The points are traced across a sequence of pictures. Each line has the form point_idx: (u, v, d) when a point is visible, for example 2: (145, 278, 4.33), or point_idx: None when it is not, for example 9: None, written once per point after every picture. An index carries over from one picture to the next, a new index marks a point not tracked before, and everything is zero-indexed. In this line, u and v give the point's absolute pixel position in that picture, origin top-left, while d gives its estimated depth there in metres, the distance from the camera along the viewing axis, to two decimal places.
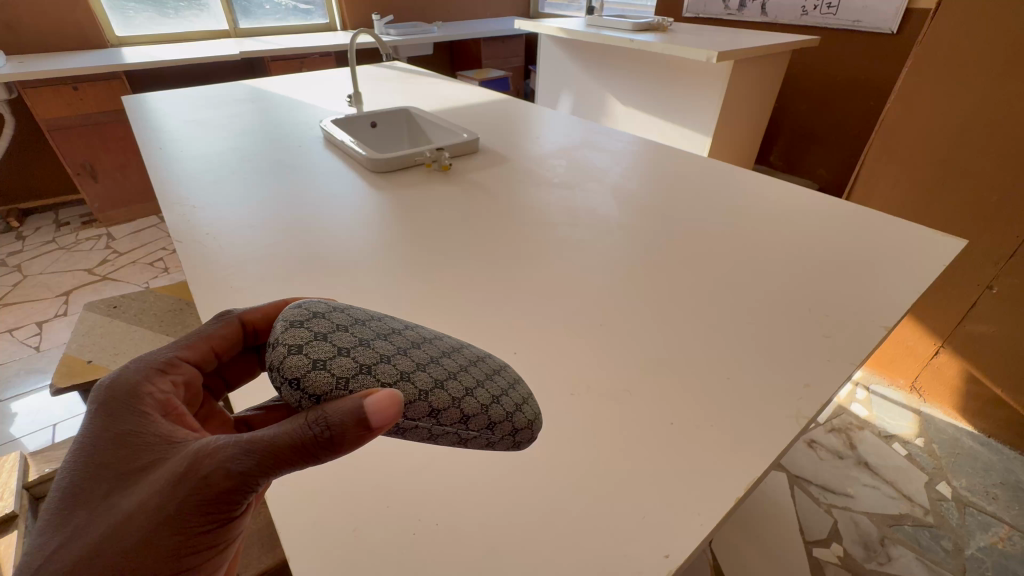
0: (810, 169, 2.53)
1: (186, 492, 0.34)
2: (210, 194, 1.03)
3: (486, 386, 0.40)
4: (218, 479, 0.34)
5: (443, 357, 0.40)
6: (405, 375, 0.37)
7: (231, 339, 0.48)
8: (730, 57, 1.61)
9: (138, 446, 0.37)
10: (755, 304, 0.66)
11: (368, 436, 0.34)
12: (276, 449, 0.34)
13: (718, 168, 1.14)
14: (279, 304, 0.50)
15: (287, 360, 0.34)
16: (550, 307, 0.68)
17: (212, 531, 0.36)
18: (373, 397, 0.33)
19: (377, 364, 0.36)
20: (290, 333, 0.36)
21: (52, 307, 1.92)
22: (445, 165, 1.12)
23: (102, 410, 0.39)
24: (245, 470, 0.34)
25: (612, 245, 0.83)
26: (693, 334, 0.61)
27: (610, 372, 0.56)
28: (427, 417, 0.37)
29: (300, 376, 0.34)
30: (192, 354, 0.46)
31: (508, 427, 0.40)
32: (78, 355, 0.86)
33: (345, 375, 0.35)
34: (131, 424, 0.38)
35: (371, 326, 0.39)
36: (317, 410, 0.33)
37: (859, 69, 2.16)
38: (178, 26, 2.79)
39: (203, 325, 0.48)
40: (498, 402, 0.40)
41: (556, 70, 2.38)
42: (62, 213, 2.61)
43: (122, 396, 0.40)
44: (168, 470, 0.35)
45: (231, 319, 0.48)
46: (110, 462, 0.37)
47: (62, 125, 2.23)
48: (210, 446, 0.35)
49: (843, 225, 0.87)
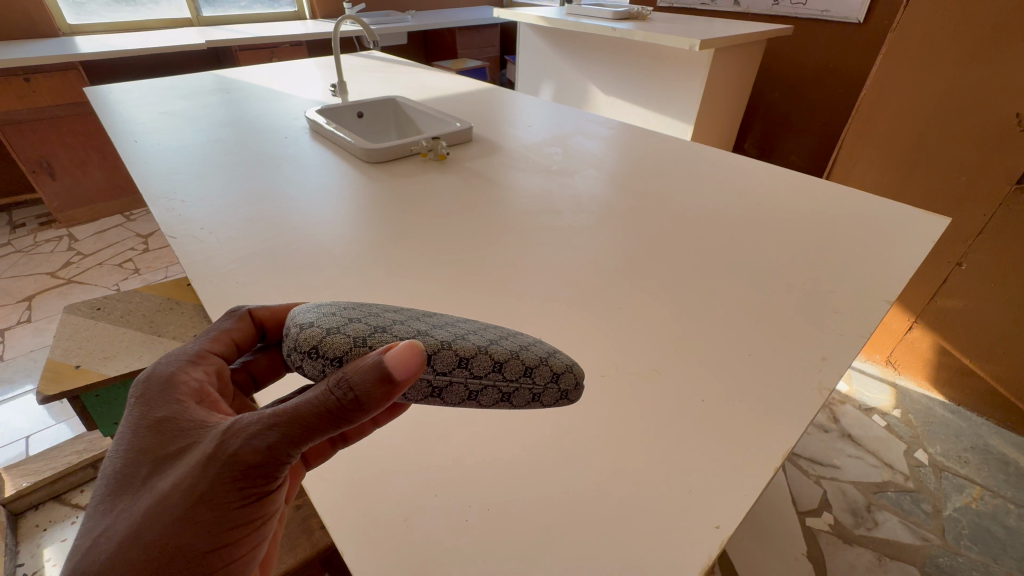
0: (783, 156, 2.62)
1: (220, 468, 0.34)
2: (197, 189, 0.98)
3: (510, 338, 0.41)
4: (248, 453, 0.34)
5: (461, 323, 0.43)
6: (422, 332, 0.39)
7: (251, 332, 0.48)
8: (711, 45, 1.63)
9: (171, 431, 0.38)
10: (765, 283, 0.68)
11: (393, 393, 0.35)
12: (301, 417, 0.34)
13: (710, 153, 1.16)
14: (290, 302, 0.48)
15: (303, 334, 0.37)
16: (566, 292, 0.68)
17: (249, 509, 0.36)
18: (393, 348, 0.34)
19: (392, 326, 0.39)
20: (301, 316, 0.39)
21: (14, 313, 1.81)
22: (442, 154, 1.10)
23: (137, 400, 0.40)
24: (276, 441, 0.34)
25: (619, 230, 0.84)
26: (711, 315, 0.63)
27: (633, 353, 0.57)
28: (461, 366, 0.37)
29: (317, 343, 0.36)
30: (218, 347, 0.46)
31: (547, 367, 0.40)
32: (65, 360, 0.81)
33: (361, 334, 0.37)
34: (165, 411, 0.39)
35: (381, 306, 0.42)
36: (340, 372, 0.34)
37: (829, 57, 2.23)
38: (136, 14, 2.65)
39: (223, 318, 0.48)
40: (526, 349, 0.40)
41: (537, 60, 2.37)
42: (16, 214, 2.46)
43: (157, 385, 0.40)
44: (201, 450, 0.35)
45: (244, 314, 0.47)
46: (146, 448, 0.37)
47: (15, 119, 2.09)
48: (239, 423, 0.35)
49: (836, 206, 0.90)
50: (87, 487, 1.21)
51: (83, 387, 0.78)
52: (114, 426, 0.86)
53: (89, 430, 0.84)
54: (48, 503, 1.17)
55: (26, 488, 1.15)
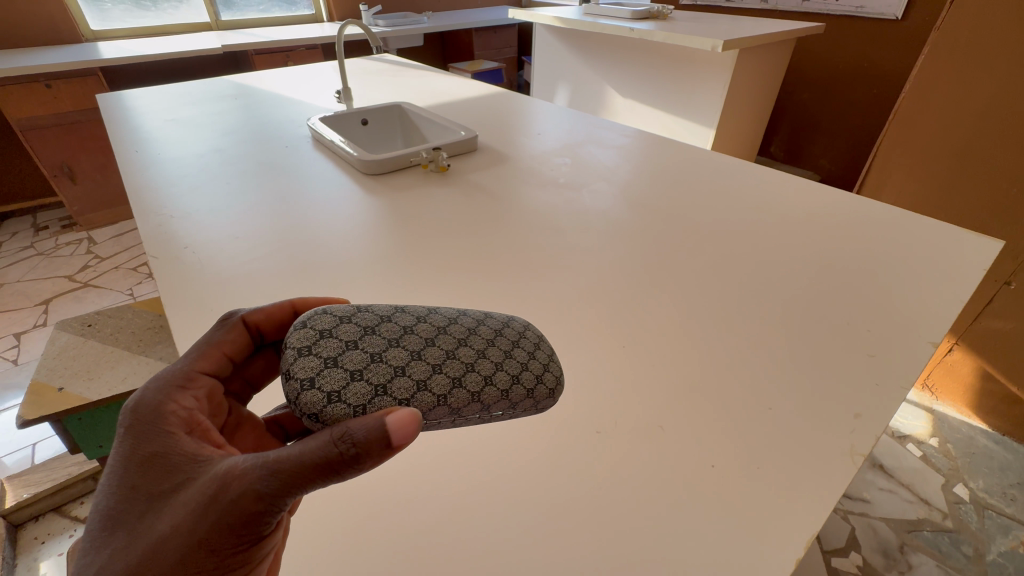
0: (813, 160, 2.49)
1: (220, 512, 0.35)
2: (189, 203, 0.95)
3: (505, 368, 0.43)
4: (247, 499, 0.35)
5: (459, 348, 0.43)
6: (420, 383, 0.40)
7: (241, 343, 0.50)
8: (736, 45, 1.54)
9: (166, 467, 0.38)
10: (790, 319, 0.61)
11: (387, 456, 0.35)
12: (301, 469, 0.34)
13: (733, 163, 1.08)
14: (281, 305, 0.52)
15: (303, 397, 0.38)
16: (565, 320, 0.62)
17: (248, 547, 0.37)
18: (392, 415, 0.35)
19: (392, 379, 0.39)
20: (301, 364, 0.39)
21: (30, 317, 1.84)
22: (443, 166, 1.04)
23: (129, 432, 0.40)
24: (273, 489, 0.35)
25: (629, 251, 0.77)
26: (727, 357, 0.56)
27: (634, 399, 0.51)
28: (452, 414, 0.41)
29: (317, 411, 0.38)
30: (207, 364, 0.47)
31: (542, 391, 0.42)
32: (48, 381, 0.79)
33: (360, 402, 0.38)
34: (158, 444, 0.39)
35: (381, 334, 0.41)
36: (342, 427, 0.35)
37: (864, 56, 2.10)
38: (157, 20, 2.68)
39: (209, 332, 0.49)
40: (517, 382, 0.42)
41: (553, 61, 2.30)
42: (40, 217, 2.51)
43: (148, 416, 0.40)
44: (199, 492, 0.36)
45: (236, 323, 0.50)
46: (144, 484, 0.38)
47: (38, 124, 2.13)
48: (237, 466, 0.36)
49: (870, 226, 0.81)
50: (87, 499, 1.20)
51: (65, 409, 0.75)
52: (99, 448, 0.83)
53: (73, 453, 0.81)
54: (48, 514, 1.17)
55: (26, 499, 1.14)
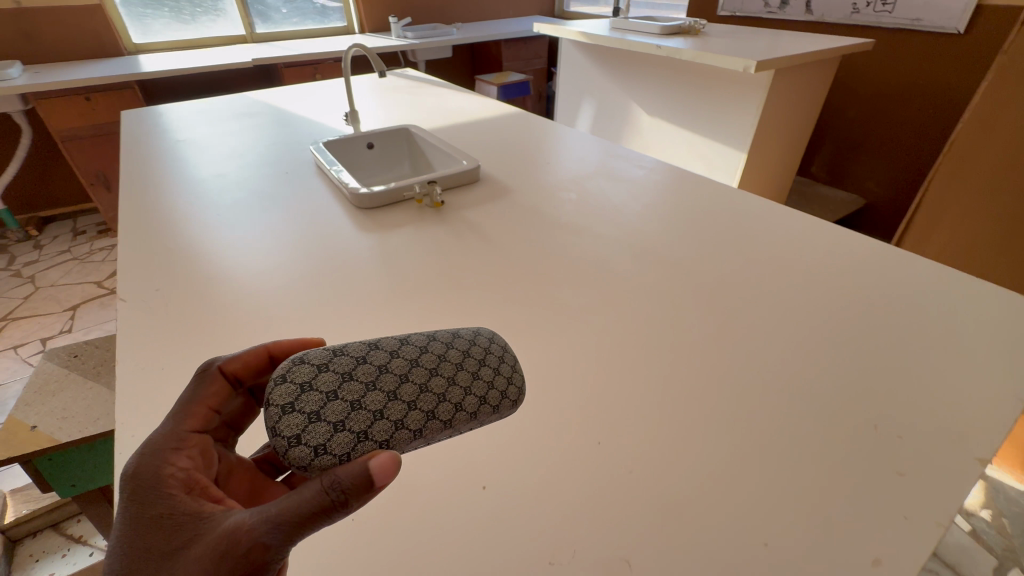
0: (857, 183, 2.31)
1: (233, 564, 0.35)
2: (179, 235, 0.92)
3: (474, 392, 0.40)
4: (257, 552, 0.35)
5: (433, 379, 0.40)
6: (399, 424, 0.37)
7: (225, 393, 0.46)
8: (771, 66, 1.43)
9: (171, 527, 0.37)
10: (803, 416, 0.52)
11: (372, 496, 0.35)
12: (302, 522, 0.34)
13: (760, 202, 0.98)
14: (259, 350, 0.48)
15: (291, 453, 0.35)
16: (543, 398, 0.55)
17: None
18: (374, 459, 0.34)
19: (372, 424, 0.36)
20: (284, 421, 0.35)
21: (58, 322, 1.90)
22: (437, 201, 0.99)
23: (129, 498, 0.39)
24: (279, 541, 0.35)
25: (626, 308, 0.69)
26: (721, 466, 0.48)
27: (608, 514, 0.44)
28: (427, 443, 0.39)
29: (307, 465, 0.35)
30: (196, 422, 0.44)
31: (511, 402, 0.42)
32: (23, 419, 0.78)
33: (344, 451, 0.36)
34: (160, 507, 0.38)
35: (359, 378, 0.38)
36: (329, 475, 0.34)
37: (920, 73, 1.93)
38: (195, 33, 2.77)
39: (189, 388, 0.45)
40: (484, 401, 0.40)
41: (578, 77, 2.22)
42: (80, 221, 2.63)
43: (146, 481, 0.39)
44: (208, 549, 0.36)
45: (215, 374, 0.46)
46: (152, 546, 0.37)
47: (77, 135, 2.22)
48: (243, 520, 0.36)
49: (912, 291, 0.71)
50: (82, 517, 1.21)
51: (36, 451, 0.74)
52: (72, 487, 0.82)
53: (44, 491, 0.80)
54: (45, 531, 1.18)
55: (25, 515, 1.16)
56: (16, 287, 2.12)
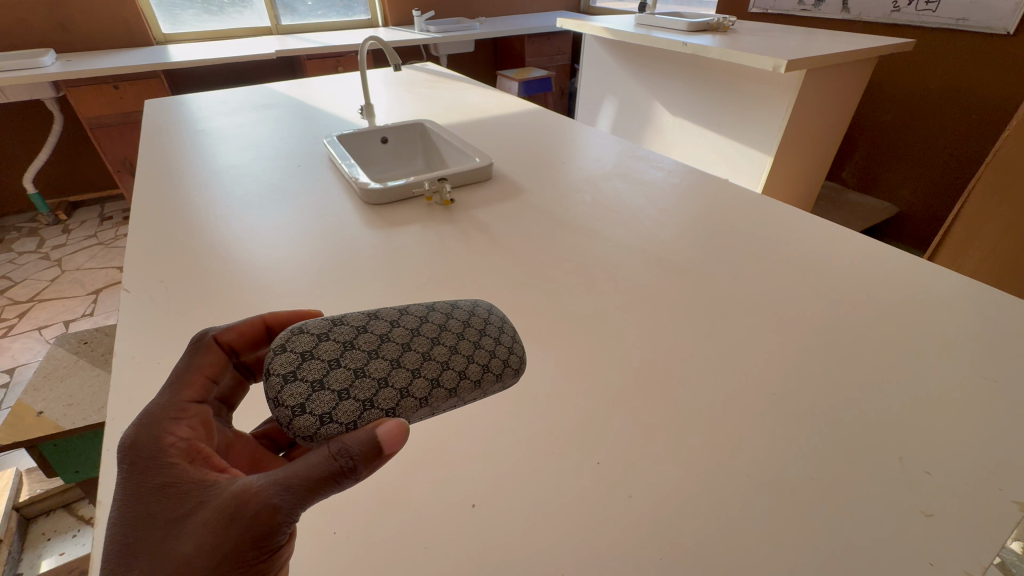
0: (890, 190, 2.21)
1: (243, 528, 0.33)
2: (187, 226, 0.92)
3: (477, 361, 0.39)
4: (263, 521, 0.33)
5: (437, 348, 0.38)
6: (404, 393, 0.36)
7: (221, 363, 0.44)
8: (802, 67, 1.36)
9: (173, 496, 0.35)
10: (818, 443, 0.49)
11: (381, 464, 0.34)
12: (313, 484, 0.32)
13: (784, 209, 0.94)
14: (256, 320, 0.46)
15: (295, 422, 0.33)
16: (540, 410, 0.53)
17: (264, 562, 0.35)
18: (382, 427, 0.33)
19: (377, 392, 0.35)
20: (287, 391, 0.33)
21: (81, 305, 1.95)
22: (446, 199, 0.97)
23: (126, 467, 0.36)
24: (290, 505, 0.33)
25: (635, 317, 0.66)
26: (727, 494, 0.45)
27: (603, 539, 0.42)
28: (432, 412, 0.38)
29: (312, 434, 0.34)
30: (194, 392, 0.41)
31: (513, 371, 0.41)
32: (31, 405, 0.80)
33: (351, 419, 0.34)
34: (161, 477, 0.35)
35: (361, 346, 0.36)
36: (337, 442, 0.33)
37: (962, 77, 1.83)
38: (222, 23, 2.80)
39: (185, 358, 0.42)
40: (486, 370, 0.39)
41: (601, 74, 2.18)
42: (107, 207, 2.70)
43: (141, 449, 0.36)
44: (214, 516, 0.33)
45: (211, 344, 0.44)
46: (150, 515, 0.34)
47: (105, 123, 2.27)
48: (250, 484, 0.34)
49: (946, 311, 0.66)
50: (92, 499, 1.23)
51: (39, 437, 0.75)
52: (75, 473, 0.83)
53: (49, 477, 0.82)
54: (57, 511, 1.21)
55: (39, 494, 1.19)
56: (44, 269, 2.19)
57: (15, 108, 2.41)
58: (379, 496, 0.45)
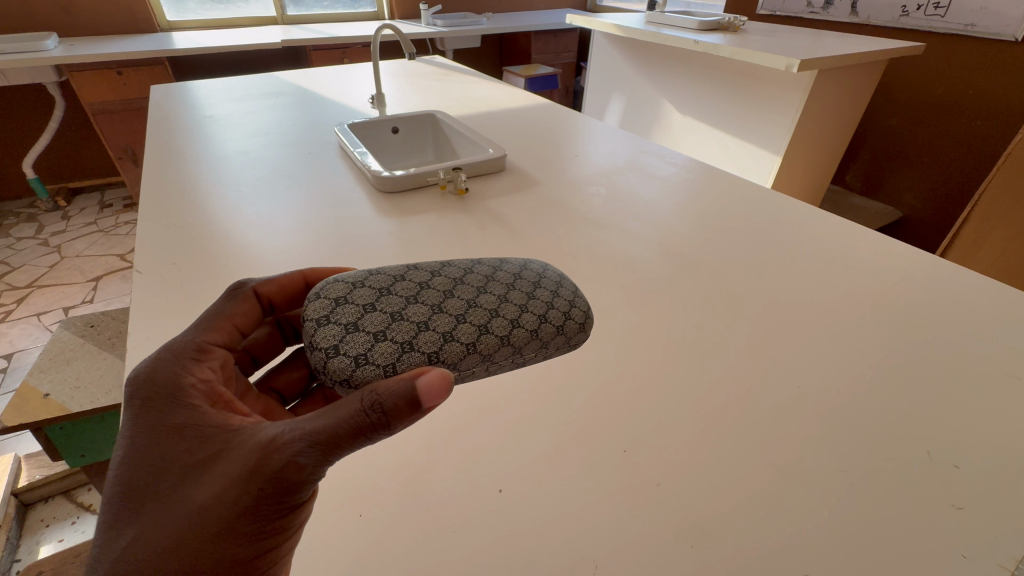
0: (894, 195, 2.22)
1: (264, 481, 0.33)
2: (199, 210, 0.91)
3: (530, 310, 0.42)
4: (291, 472, 0.33)
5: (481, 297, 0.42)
6: (447, 336, 0.38)
7: (253, 313, 0.47)
8: (814, 67, 1.36)
9: (194, 437, 0.36)
10: (846, 436, 0.48)
11: (417, 418, 0.35)
12: (340, 439, 0.33)
13: (802, 207, 0.93)
14: (295, 275, 0.49)
15: (330, 364, 0.37)
16: (565, 399, 0.52)
17: (285, 519, 0.35)
18: (425, 377, 0.33)
19: (415, 335, 0.38)
20: (322, 333, 0.38)
21: (81, 292, 1.93)
22: (461, 188, 0.96)
23: (148, 405, 0.37)
24: (314, 460, 0.33)
25: (656, 308, 0.66)
26: (757, 484, 0.44)
27: (634, 530, 0.41)
28: (485, 362, 0.39)
29: (348, 376, 0.36)
30: (219, 337, 0.43)
31: (579, 325, 0.43)
32: (37, 387, 0.79)
33: (388, 361, 0.37)
34: (181, 417, 0.36)
35: (397, 292, 0.40)
36: (371, 395, 0.33)
37: (970, 82, 1.83)
38: (228, 12, 2.78)
39: (218, 303, 0.45)
40: (544, 320, 0.41)
41: (609, 71, 2.17)
42: (107, 195, 2.68)
43: (163, 390, 0.37)
44: (235, 462, 0.34)
45: (248, 294, 0.47)
46: (170, 456, 0.35)
47: (107, 108, 2.24)
48: (273, 437, 0.34)
49: (968, 309, 0.66)
50: (92, 486, 1.22)
51: (47, 419, 0.74)
52: (81, 457, 0.82)
53: (54, 460, 0.81)
54: (56, 498, 1.20)
55: (38, 480, 1.17)
56: (43, 255, 2.16)
57: (16, 92, 2.38)
58: (402, 483, 0.44)
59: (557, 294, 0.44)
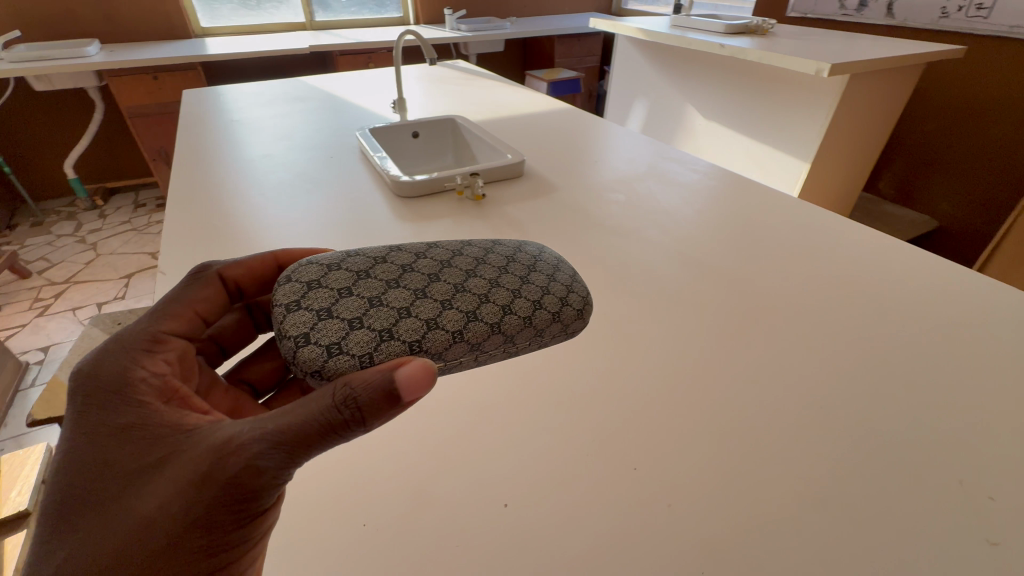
0: (930, 203, 2.13)
1: (220, 487, 0.32)
2: (222, 212, 0.93)
3: (524, 295, 0.42)
4: (249, 476, 0.32)
5: (469, 281, 0.42)
6: (431, 323, 0.38)
7: (216, 298, 0.48)
8: (846, 71, 1.31)
9: (145, 438, 0.35)
10: (871, 460, 0.46)
11: (399, 410, 0.35)
12: (305, 437, 0.32)
13: (828, 217, 0.90)
14: (262, 259, 0.51)
15: (299, 353, 0.36)
16: (575, 410, 0.51)
17: (246, 524, 0.35)
18: (406, 368, 0.34)
19: (396, 323, 0.37)
20: (292, 320, 0.37)
21: (114, 288, 2.01)
22: (478, 194, 0.96)
23: (93, 405, 0.36)
24: (276, 462, 0.33)
25: (671, 319, 0.64)
26: (774, 507, 0.42)
27: (643, 551, 0.40)
28: (473, 349, 0.39)
29: (319, 367, 0.36)
30: (175, 326, 0.44)
31: (577, 312, 0.43)
32: (65, 381, 0.81)
33: (365, 351, 0.36)
34: (129, 416, 0.36)
35: (377, 277, 0.40)
36: (344, 391, 0.33)
37: (1014, 86, 1.75)
38: (259, 18, 2.86)
39: (178, 292, 0.46)
40: (539, 307, 0.41)
41: (631, 75, 2.15)
42: (141, 195, 2.78)
43: (111, 385, 0.37)
44: (187, 466, 0.33)
45: (213, 278, 0.48)
46: (120, 459, 0.35)
47: (143, 112, 2.33)
48: (228, 440, 0.33)
49: (1006, 327, 0.62)
50: None
51: None
52: None
53: None
54: None
55: None
56: (80, 252, 2.25)
57: (59, 95, 2.49)
58: (406, 491, 0.44)
59: (554, 279, 0.45)
